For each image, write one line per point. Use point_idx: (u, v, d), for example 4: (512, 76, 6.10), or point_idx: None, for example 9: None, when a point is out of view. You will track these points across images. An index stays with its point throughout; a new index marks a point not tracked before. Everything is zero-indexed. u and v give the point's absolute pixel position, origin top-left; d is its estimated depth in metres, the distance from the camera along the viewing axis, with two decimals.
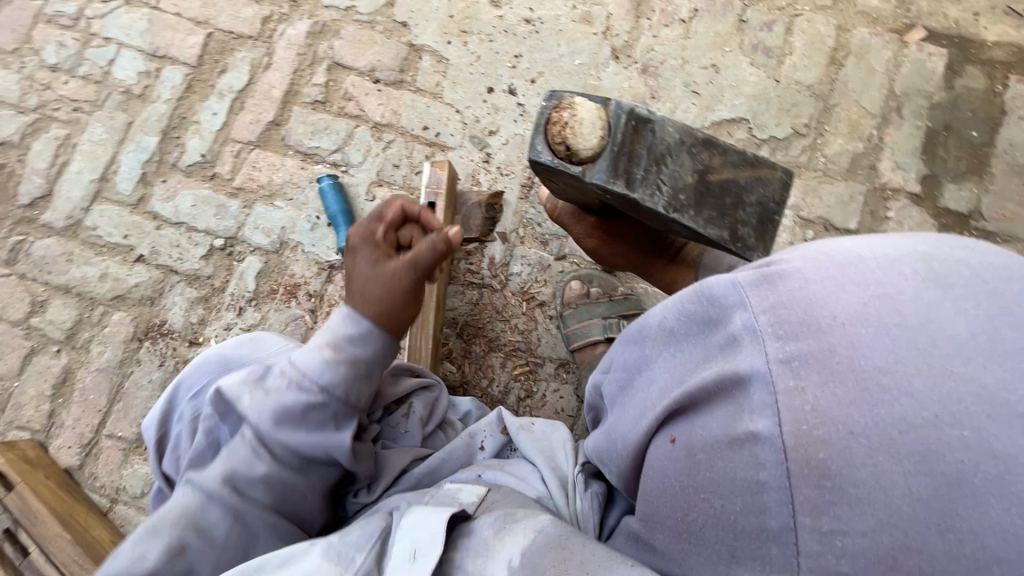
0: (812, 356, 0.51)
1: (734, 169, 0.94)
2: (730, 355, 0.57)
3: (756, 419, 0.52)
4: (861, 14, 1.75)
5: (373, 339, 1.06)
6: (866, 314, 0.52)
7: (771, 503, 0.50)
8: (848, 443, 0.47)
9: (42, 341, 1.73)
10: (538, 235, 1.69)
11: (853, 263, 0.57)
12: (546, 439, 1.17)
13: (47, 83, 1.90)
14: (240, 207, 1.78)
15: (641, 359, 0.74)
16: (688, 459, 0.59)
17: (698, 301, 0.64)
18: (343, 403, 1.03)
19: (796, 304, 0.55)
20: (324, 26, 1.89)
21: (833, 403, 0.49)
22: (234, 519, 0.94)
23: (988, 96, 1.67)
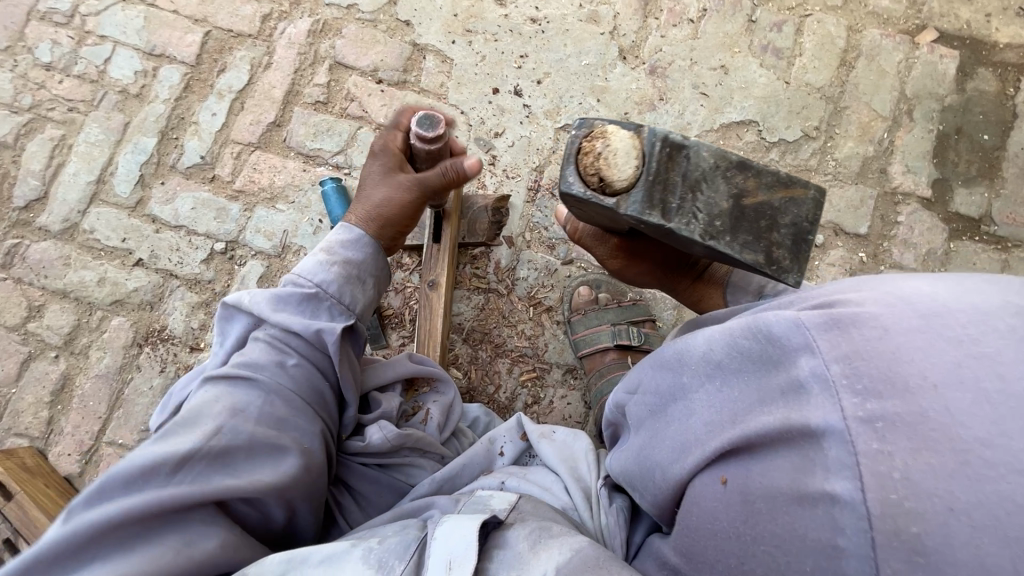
0: (899, 419, 0.48)
1: (768, 191, 0.91)
2: (795, 401, 0.56)
3: (833, 479, 0.50)
4: (871, 14, 1.73)
5: (365, 247, 1.13)
6: (960, 376, 0.48)
7: (850, 568, 0.47)
8: (946, 520, 0.44)
9: (40, 347, 1.69)
10: (545, 239, 1.67)
11: (935, 316, 0.54)
12: (567, 448, 1.15)
13: (41, 82, 1.86)
14: (241, 210, 1.74)
15: (678, 386, 0.74)
16: (744, 504, 0.58)
17: (755, 338, 0.64)
18: (337, 300, 1.07)
19: (875, 357, 0.53)
20: (325, 24, 1.85)
21: (928, 475, 0.45)
22: (264, 400, 0.92)
23: (1000, 99, 1.65)
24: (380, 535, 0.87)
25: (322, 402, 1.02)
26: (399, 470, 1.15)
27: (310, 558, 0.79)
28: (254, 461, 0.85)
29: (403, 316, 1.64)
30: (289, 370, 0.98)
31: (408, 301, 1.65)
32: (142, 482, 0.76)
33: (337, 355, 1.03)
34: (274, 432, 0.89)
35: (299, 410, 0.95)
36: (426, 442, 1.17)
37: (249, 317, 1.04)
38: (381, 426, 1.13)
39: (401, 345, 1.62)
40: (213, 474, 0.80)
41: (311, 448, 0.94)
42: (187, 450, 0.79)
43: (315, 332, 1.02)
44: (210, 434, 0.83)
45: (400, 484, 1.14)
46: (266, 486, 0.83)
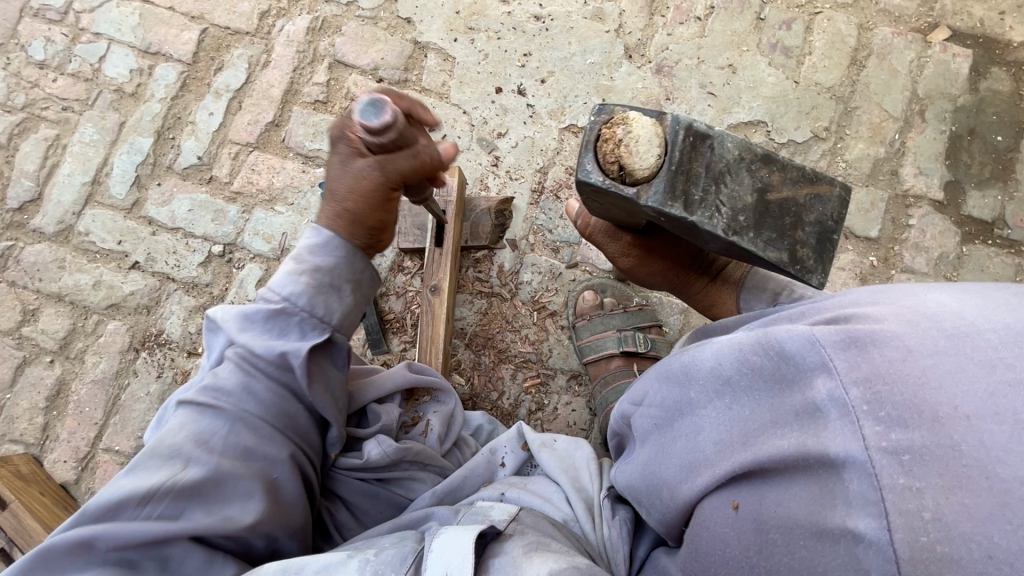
0: (926, 452, 0.45)
1: (793, 186, 0.89)
2: (814, 428, 0.52)
3: (855, 516, 0.46)
4: (883, 12, 1.69)
5: (335, 249, 1.02)
6: (996, 405, 0.44)
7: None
8: (984, 569, 0.40)
9: (35, 352, 1.66)
10: (549, 242, 1.64)
11: (966, 336, 0.49)
12: (568, 457, 1.12)
13: (34, 80, 1.82)
14: (239, 212, 1.71)
15: (683, 400, 0.69)
16: (759, 532, 0.54)
17: (767, 354, 0.60)
18: (309, 314, 0.98)
19: (900, 381, 0.49)
20: (324, 22, 1.81)
21: (961, 515, 0.42)
22: (231, 428, 0.87)
23: (1014, 99, 1.61)
24: (377, 547, 0.84)
25: (296, 426, 0.97)
26: (398, 484, 1.13)
27: (305, 569, 0.78)
28: (221, 495, 0.83)
29: (404, 320, 1.61)
30: (255, 394, 0.92)
31: (409, 305, 1.62)
32: (111, 515, 0.77)
33: (305, 375, 0.95)
34: (241, 463, 0.86)
35: (269, 437, 0.91)
36: (426, 455, 1.14)
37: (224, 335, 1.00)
38: (379, 442, 1.09)
39: (402, 351, 1.59)
40: (179, 510, 0.79)
41: (282, 478, 0.90)
42: (148, 488, 0.78)
43: (281, 354, 0.94)
44: (174, 469, 0.80)
45: (398, 498, 1.12)
46: (234, 524, 0.82)
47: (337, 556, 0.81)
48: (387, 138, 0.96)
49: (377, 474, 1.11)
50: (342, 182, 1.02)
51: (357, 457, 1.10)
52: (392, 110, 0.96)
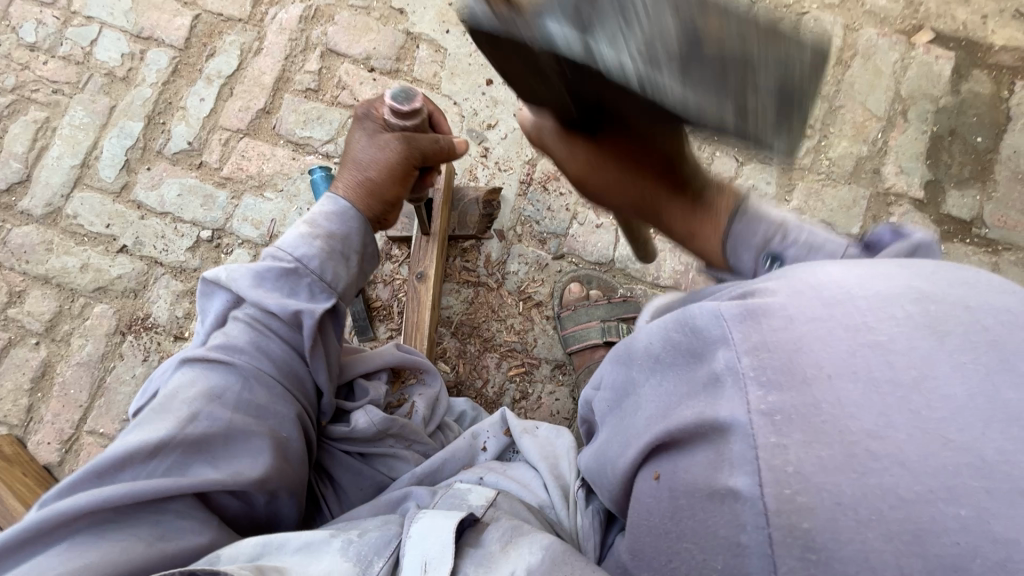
0: (796, 412, 0.46)
1: (743, 10, 0.65)
2: (711, 394, 0.52)
3: (735, 475, 0.47)
4: (869, 13, 1.72)
5: (350, 218, 1.09)
6: (853, 365, 0.46)
7: (752, 568, 0.45)
8: (833, 514, 0.42)
9: (20, 334, 1.67)
10: (537, 233, 1.65)
11: (841, 304, 0.51)
12: (549, 445, 1.14)
13: (24, 63, 1.82)
14: (228, 198, 1.72)
15: (628, 381, 0.68)
16: (672, 502, 0.55)
17: (679, 330, 0.59)
18: (318, 277, 1.03)
19: (779, 347, 0.50)
20: (318, 11, 1.82)
21: (817, 468, 0.44)
22: (243, 385, 0.91)
23: (994, 101, 1.65)
24: (360, 528, 0.85)
25: (304, 388, 1.02)
26: (381, 463, 1.14)
27: (287, 545, 0.79)
28: (233, 448, 0.85)
29: (391, 308, 1.62)
30: (269, 352, 0.96)
31: (397, 293, 1.63)
32: (115, 473, 0.77)
33: (311, 337, 1.00)
34: (253, 420, 0.89)
35: (278, 396, 0.94)
36: (411, 431, 1.16)
37: (228, 295, 1.01)
38: (366, 412, 1.12)
39: (389, 338, 1.60)
40: (190, 463, 0.81)
41: (290, 436, 0.93)
42: (160, 439, 0.80)
43: (294, 313, 0.99)
44: (184, 422, 0.83)
45: (381, 478, 1.12)
46: (245, 477, 0.84)
47: (318, 535, 0.81)
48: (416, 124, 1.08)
49: (360, 449, 1.12)
50: (368, 154, 1.09)
51: (343, 428, 1.12)
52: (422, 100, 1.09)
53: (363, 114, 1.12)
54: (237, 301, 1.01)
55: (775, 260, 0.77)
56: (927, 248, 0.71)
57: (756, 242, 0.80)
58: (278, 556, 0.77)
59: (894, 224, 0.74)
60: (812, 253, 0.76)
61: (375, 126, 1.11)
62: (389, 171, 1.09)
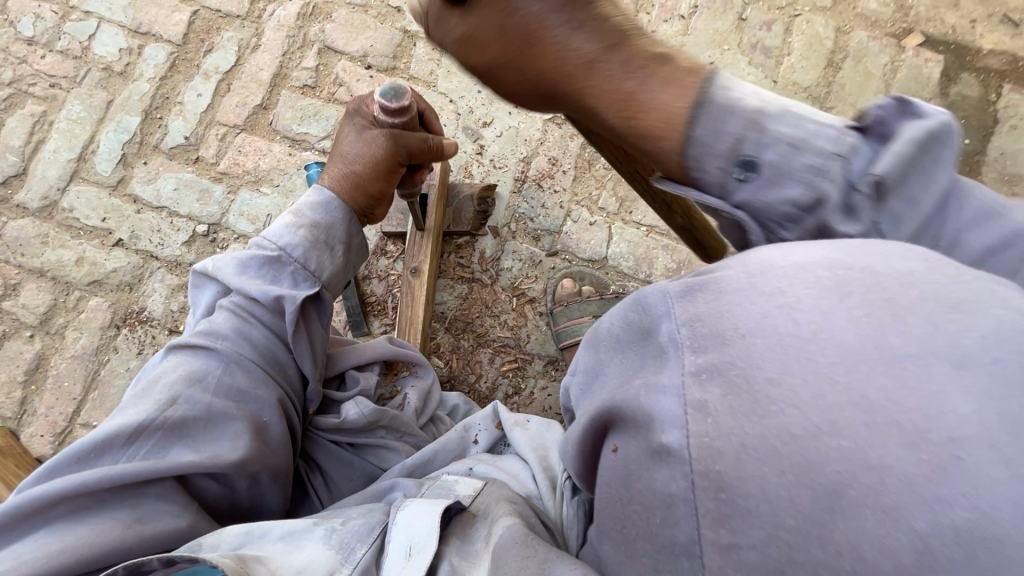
0: (720, 368, 0.45)
1: None
2: (656, 366, 0.51)
3: (667, 432, 0.45)
4: (860, 17, 1.75)
5: (335, 209, 1.10)
6: (765, 322, 0.45)
7: (681, 516, 0.44)
8: (739, 455, 0.41)
9: (15, 326, 1.67)
10: (530, 230, 1.67)
11: (761, 271, 0.48)
12: (539, 438, 1.15)
13: (22, 57, 1.83)
14: (224, 193, 1.72)
15: (596, 364, 0.63)
16: (625, 472, 0.51)
17: (635, 308, 0.57)
18: (301, 266, 1.04)
19: (712, 313, 0.48)
20: (316, 8, 1.84)
21: (729, 416, 0.42)
22: (223, 370, 0.92)
23: (982, 104, 1.67)
24: (344, 516, 0.86)
25: (285, 373, 1.02)
26: (373, 454, 1.15)
27: (270, 534, 0.80)
28: (211, 432, 0.86)
29: (386, 303, 1.63)
30: (251, 338, 0.97)
31: (391, 289, 1.64)
32: (93, 457, 0.79)
33: (293, 322, 1.00)
34: (233, 404, 0.90)
35: (258, 380, 0.95)
36: (402, 423, 1.17)
37: (216, 284, 1.04)
38: (357, 403, 1.13)
39: (383, 333, 1.61)
40: (169, 447, 0.82)
41: (271, 420, 0.94)
42: (138, 422, 0.81)
43: (275, 298, 1.00)
44: (164, 406, 0.84)
45: (372, 469, 1.14)
46: (223, 459, 0.84)
47: (302, 524, 0.82)
48: (401, 115, 1.10)
49: (350, 440, 1.14)
50: (354, 146, 1.12)
51: (332, 419, 1.14)
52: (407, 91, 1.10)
53: (354, 111, 1.16)
54: (225, 288, 1.02)
55: (748, 169, 0.58)
56: (942, 131, 0.58)
57: (722, 142, 0.59)
58: (260, 545, 0.78)
59: (900, 96, 0.60)
60: (800, 150, 0.57)
61: (364, 123, 1.14)
62: (373, 162, 1.11)
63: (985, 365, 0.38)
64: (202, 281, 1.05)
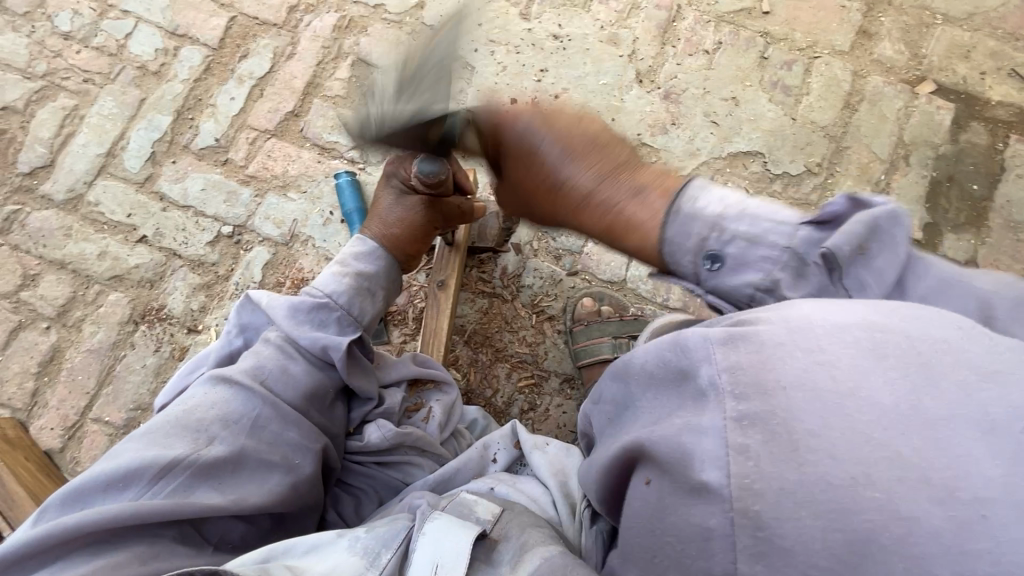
0: (762, 417, 0.52)
1: None
2: (695, 406, 0.57)
3: (708, 470, 0.52)
4: (876, 62, 1.82)
5: (378, 260, 1.25)
6: (805, 377, 0.52)
7: (716, 551, 0.51)
8: (778, 498, 0.48)
9: (31, 317, 1.66)
10: (552, 249, 1.70)
11: (801, 329, 0.56)
12: (559, 463, 1.11)
13: (57, 51, 1.85)
14: (251, 196, 1.74)
15: (626, 395, 0.70)
16: (659, 505, 0.58)
17: (672, 348, 0.62)
18: (345, 312, 1.15)
19: (753, 365, 0.55)
20: (351, 21, 1.88)
21: (768, 461, 0.50)
22: (262, 414, 0.95)
23: (990, 152, 1.74)
24: (367, 527, 0.87)
25: (322, 406, 1.07)
26: (398, 469, 1.15)
27: (295, 549, 0.80)
28: (238, 479, 0.88)
29: (406, 313, 1.65)
30: (292, 375, 1.03)
31: (413, 299, 1.66)
32: (124, 485, 0.81)
33: (344, 368, 1.10)
34: (266, 446, 0.93)
35: (293, 424, 0.98)
36: (424, 441, 1.17)
37: (267, 319, 1.12)
38: (379, 426, 1.16)
39: (402, 343, 1.63)
40: (196, 486, 0.83)
41: (299, 465, 0.95)
42: (173, 455, 0.84)
43: (321, 347, 1.08)
44: (202, 443, 0.87)
45: (396, 483, 1.14)
46: (248, 503, 0.85)
47: (327, 535, 0.83)
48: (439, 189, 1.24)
49: (376, 458, 1.14)
50: (392, 211, 1.29)
51: (359, 440, 1.16)
52: (444, 168, 1.21)
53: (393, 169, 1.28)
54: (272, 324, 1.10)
55: (715, 261, 0.81)
56: (893, 216, 0.73)
57: (690, 242, 0.83)
58: (286, 559, 0.79)
59: (851, 196, 0.76)
60: (753, 245, 0.79)
61: (401, 186, 1.28)
62: (410, 228, 1.29)
63: (1014, 434, 0.46)
64: (252, 314, 1.13)
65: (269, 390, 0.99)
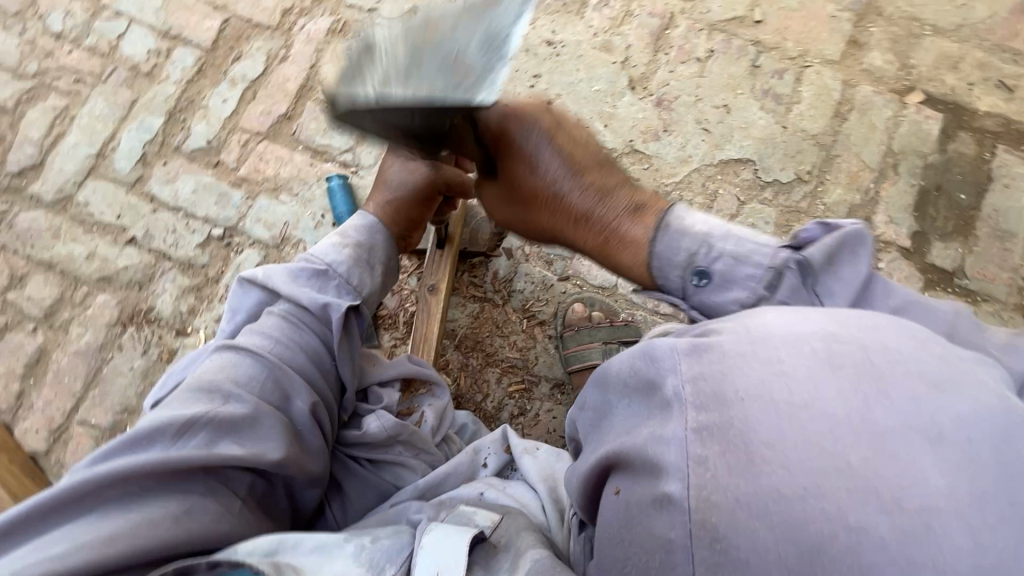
0: (720, 428, 0.55)
1: None
2: (662, 417, 0.60)
3: (670, 482, 0.54)
4: (865, 72, 1.84)
5: (377, 231, 1.26)
6: (763, 390, 0.55)
7: (677, 562, 0.52)
8: (734, 508, 0.50)
9: (18, 318, 1.65)
10: (543, 254, 1.70)
11: (762, 342, 0.60)
12: (550, 469, 1.11)
13: (49, 51, 1.84)
14: (243, 198, 1.74)
15: (603, 403, 0.73)
16: (626, 514, 0.59)
17: (643, 359, 0.67)
18: (344, 279, 1.17)
19: (712, 377, 0.59)
20: (345, 24, 1.88)
21: (725, 472, 0.52)
22: (270, 378, 0.95)
23: (978, 162, 1.76)
24: (372, 534, 0.85)
25: (326, 379, 1.07)
26: (388, 471, 1.14)
27: (302, 546, 0.78)
28: (261, 434, 0.87)
29: (397, 317, 1.65)
30: (297, 343, 1.03)
31: (404, 303, 1.65)
32: (145, 445, 0.78)
33: (340, 328, 1.10)
34: (276, 407, 0.93)
35: (301, 390, 0.98)
36: (418, 440, 1.18)
37: (263, 291, 1.13)
38: (378, 417, 1.15)
39: (393, 346, 1.62)
40: (220, 440, 0.82)
41: (305, 428, 0.96)
42: (193, 412, 0.82)
43: (323, 307, 1.11)
44: (218, 402, 0.85)
45: (386, 486, 1.13)
46: (270, 458, 0.85)
47: (333, 538, 0.81)
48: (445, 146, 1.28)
49: (369, 457, 1.14)
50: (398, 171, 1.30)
51: (357, 431, 1.15)
52: None
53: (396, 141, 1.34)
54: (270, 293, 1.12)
55: (702, 277, 0.91)
56: (856, 236, 0.85)
57: (680, 256, 0.93)
58: (293, 555, 0.77)
59: (820, 221, 0.88)
60: (739, 264, 0.89)
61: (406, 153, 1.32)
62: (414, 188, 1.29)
63: (957, 443, 0.50)
64: (248, 289, 1.14)
65: (274, 355, 0.99)
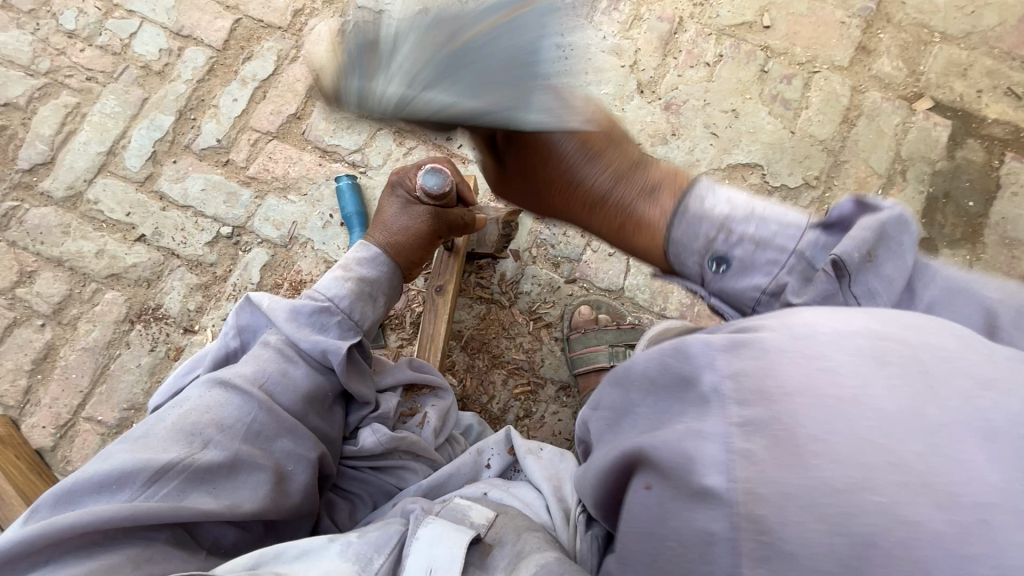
0: (768, 423, 0.48)
1: None
2: (695, 411, 0.54)
3: (709, 475, 0.49)
4: (874, 78, 1.84)
5: (379, 266, 1.24)
6: (813, 382, 0.49)
7: (719, 555, 0.47)
8: (783, 502, 0.45)
9: (27, 314, 1.66)
10: (551, 257, 1.70)
11: (805, 337, 0.53)
12: (554, 469, 1.11)
13: (61, 48, 1.86)
14: (251, 197, 1.75)
15: (625, 402, 0.65)
16: (660, 511, 0.53)
17: (674, 354, 0.58)
18: (347, 317, 1.16)
19: (759, 373, 0.51)
20: None
21: (771, 466, 0.46)
22: (257, 419, 0.94)
23: (986, 169, 1.76)
24: (358, 531, 0.86)
25: (321, 409, 1.07)
26: (391, 473, 1.15)
27: (285, 555, 0.77)
28: (235, 486, 0.87)
29: (403, 318, 1.65)
30: (291, 378, 1.03)
31: (410, 304, 1.66)
32: (115, 489, 0.80)
33: (343, 370, 1.09)
34: (260, 451, 0.92)
35: (291, 433, 0.97)
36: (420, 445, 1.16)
37: (267, 321, 1.11)
38: (374, 430, 1.15)
39: (399, 347, 1.63)
40: (190, 491, 0.83)
41: (295, 472, 0.95)
42: (166, 459, 0.83)
43: (322, 350, 1.09)
44: (196, 448, 0.86)
45: (390, 487, 1.13)
46: (242, 509, 0.85)
47: (317, 540, 0.81)
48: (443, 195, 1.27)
49: (371, 463, 1.14)
50: (398, 218, 1.29)
51: (355, 445, 1.15)
52: (447, 179, 1.26)
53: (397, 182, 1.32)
54: (273, 326, 1.10)
55: (721, 264, 0.87)
56: (898, 221, 0.76)
57: (695, 243, 0.90)
58: (277, 564, 0.76)
59: (856, 196, 0.79)
60: (761, 250, 0.84)
61: (407, 196, 1.30)
62: (415, 237, 1.29)
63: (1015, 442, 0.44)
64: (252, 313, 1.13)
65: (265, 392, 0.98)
